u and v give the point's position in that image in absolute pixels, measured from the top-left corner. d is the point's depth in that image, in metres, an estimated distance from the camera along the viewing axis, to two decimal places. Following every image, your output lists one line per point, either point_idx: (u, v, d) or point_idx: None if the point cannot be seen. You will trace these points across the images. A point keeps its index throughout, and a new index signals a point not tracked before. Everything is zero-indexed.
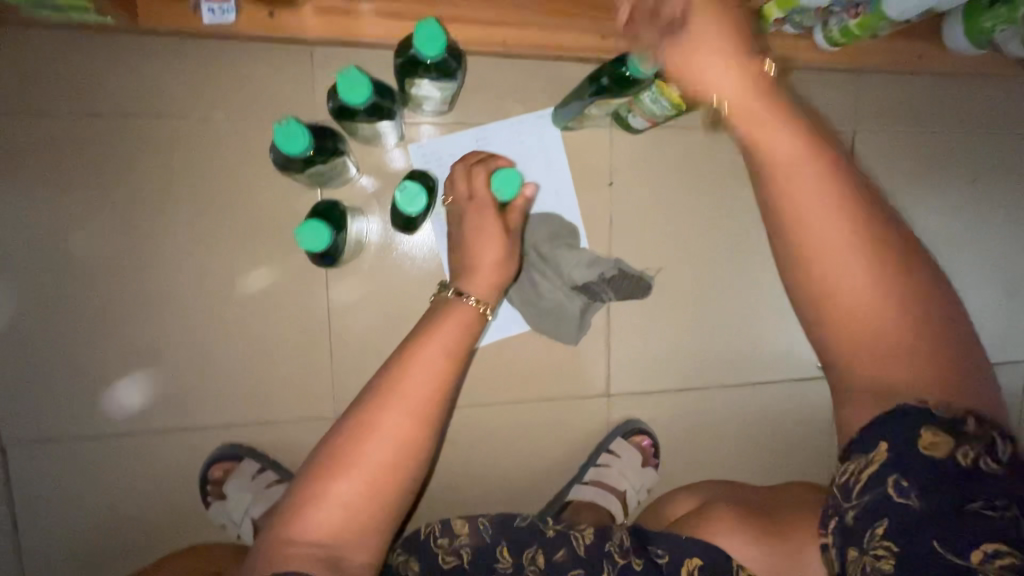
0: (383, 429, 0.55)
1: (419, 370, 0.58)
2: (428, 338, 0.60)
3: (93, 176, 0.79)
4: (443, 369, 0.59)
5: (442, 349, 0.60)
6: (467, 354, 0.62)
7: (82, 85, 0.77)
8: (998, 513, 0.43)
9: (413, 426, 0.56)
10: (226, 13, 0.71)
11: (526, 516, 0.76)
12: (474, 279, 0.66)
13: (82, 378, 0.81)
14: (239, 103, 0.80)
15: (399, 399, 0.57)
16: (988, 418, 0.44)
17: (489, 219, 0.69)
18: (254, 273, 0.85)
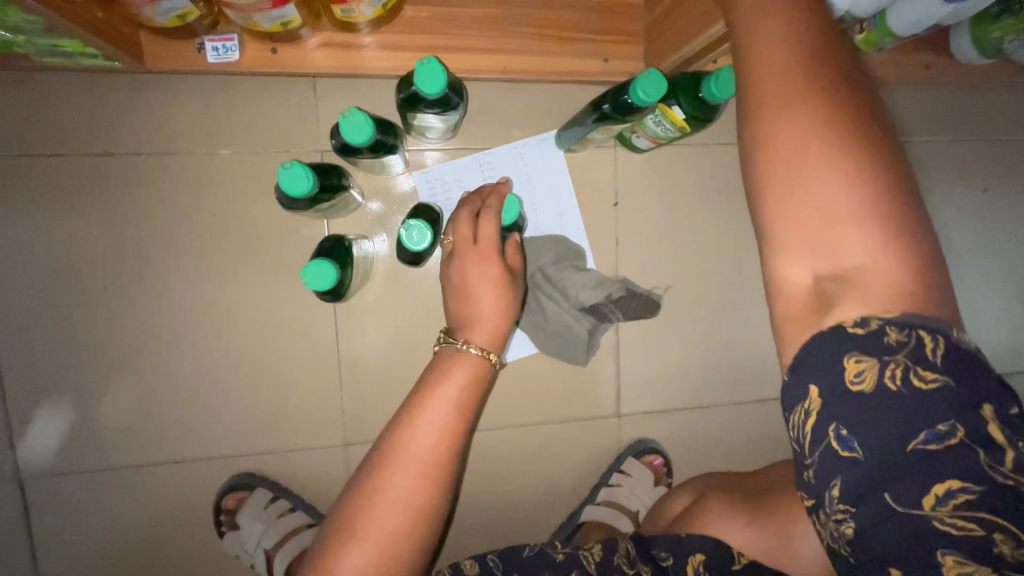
0: (394, 494, 0.55)
1: (428, 429, 0.57)
2: (432, 394, 0.59)
3: (105, 214, 0.81)
4: (452, 425, 0.58)
5: (451, 404, 0.59)
6: (473, 404, 0.61)
7: (93, 126, 0.79)
8: (943, 442, 0.40)
9: (424, 486, 0.56)
10: (230, 52, 0.72)
11: (534, 544, 0.75)
12: (480, 329, 0.63)
13: (99, 408, 0.84)
14: (244, 137, 0.82)
15: (407, 462, 0.56)
16: (913, 321, 0.40)
17: (494, 266, 0.65)
18: (261, 304, 0.85)
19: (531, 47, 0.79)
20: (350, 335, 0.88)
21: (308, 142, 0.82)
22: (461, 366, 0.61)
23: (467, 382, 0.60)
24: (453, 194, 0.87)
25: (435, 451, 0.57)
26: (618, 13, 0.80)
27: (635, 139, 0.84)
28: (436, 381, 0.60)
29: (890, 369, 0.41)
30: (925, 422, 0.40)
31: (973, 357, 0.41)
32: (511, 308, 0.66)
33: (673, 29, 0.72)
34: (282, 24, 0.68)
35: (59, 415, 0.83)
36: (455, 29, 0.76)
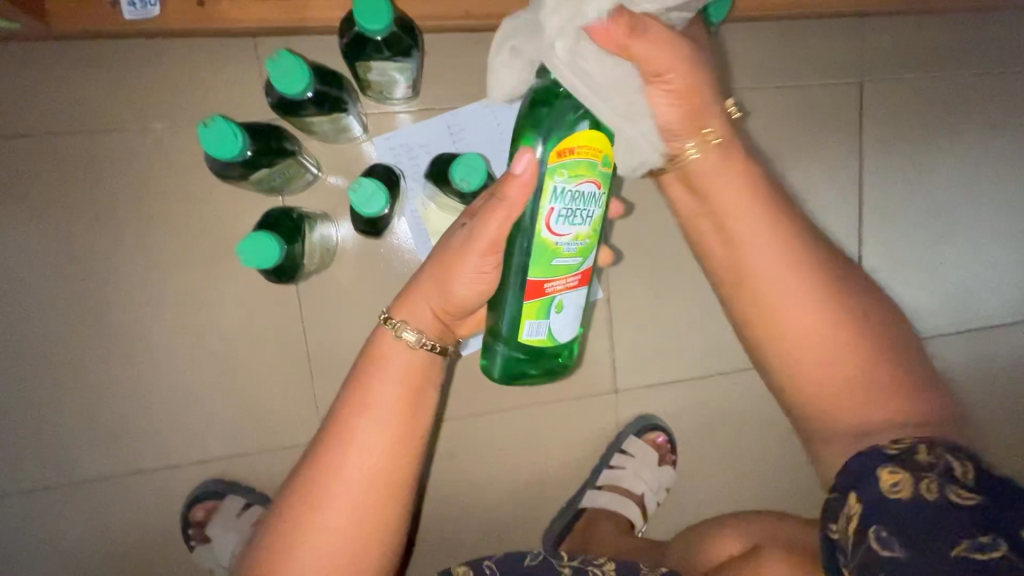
0: (317, 541, 0.50)
1: (354, 456, 0.51)
2: (361, 419, 0.52)
3: (28, 204, 0.72)
4: (382, 450, 0.52)
5: (380, 426, 0.52)
6: (411, 428, 0.53)
7: (5, 106, 0.70)
8: (988, 554, 0.40)
9: (360, 526, 0.51)
10: (149, 6, 0.63)
11: (537, 553, 0.69)
12: (416, 304, 0.55)
13: (44, 421, 0.76)
14: (179, 110, 0.73)
15: (337, 500, 0.50)
16: (942, 441, 0.45)
17: (492, 225, 0.51)
18: (213, 294, 0.77)
19: None
20: (318, 322, 0.80)
21: (251, 109, 0.73)
22: (397, 380, 0.54)
23: (404, 400, 0.53)
24: (420, 161, 0.78)
25: (363, 484, 0.51)
26: None
27: None
28: (366, 401, 0.53)
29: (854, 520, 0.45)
30: (968, 532, 0.41)
31: (1010, 486, 0.42)
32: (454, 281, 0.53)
33: None
34: None
35: (3, 431, 0.76)
36: None
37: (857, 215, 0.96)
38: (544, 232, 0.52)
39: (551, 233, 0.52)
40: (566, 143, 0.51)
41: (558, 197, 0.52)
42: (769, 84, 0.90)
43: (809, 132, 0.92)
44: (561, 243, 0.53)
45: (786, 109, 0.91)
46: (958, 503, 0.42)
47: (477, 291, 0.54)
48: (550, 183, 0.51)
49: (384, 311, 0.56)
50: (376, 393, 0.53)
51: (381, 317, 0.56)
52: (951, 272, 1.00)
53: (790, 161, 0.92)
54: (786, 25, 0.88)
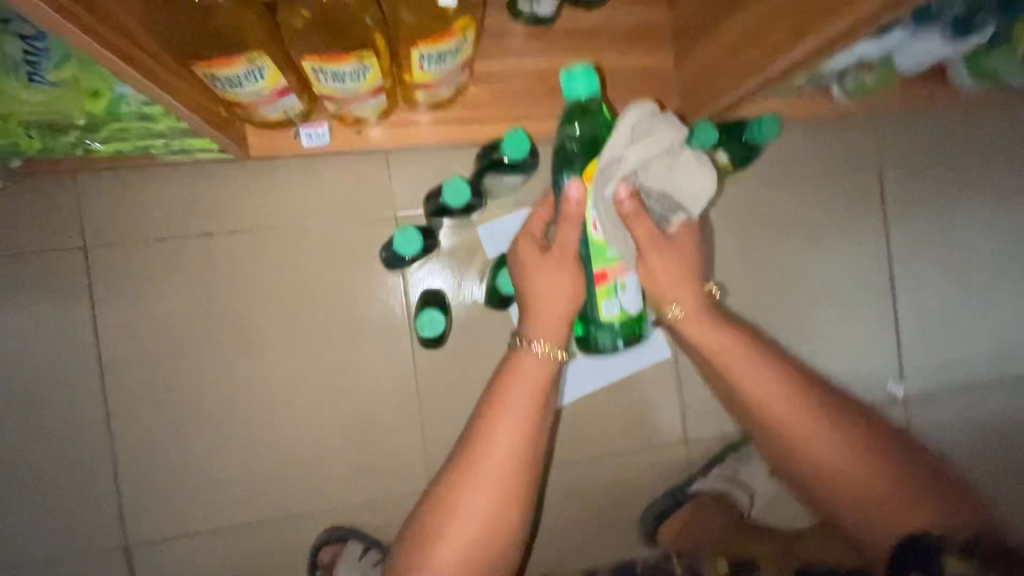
0: (469, 507, 0.64)
1: (495, 441, 0.66)
2: (505, 415, 0.66)
3: (207, 289, 0.89)
4: (517, 437, 0.66)
5: (515, 418, 0.66)
6: (538, 420, 0.68)
7: (197, 212, 0.88)
8: None
9: (498, 500, 0.65)
10: (322, 137, 0.83)
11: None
12: (536, 325, 0.69)
13: (199, 473, 0.88)
14: (327, 210, 0.91)
15: (490, 475, 0.65)
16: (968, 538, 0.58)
17: (568, 237, 0.66)
18: (348, 358, 0.92)
19: None
20: (429, 384, 0.93)
21: (384, 207, 0.91)
22: (529, 385, 0.68)
23: (535, 401, 0.68)
24: None
25: (503, 464, 0.65)
26: (653, 76, 0.92)
27: None
28: (508, 403, 0.67)
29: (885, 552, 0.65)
30: None
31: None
32: (561, 288, 0.68)
33: (706, 86, 0.82)
34: (371, 111, 0.79)
35: (164, 483, 0.88)
36: (509, 104, 0.88)
37: (890, 279, 1.08)
38: (591, 232, 0.71)
39: (597, 233, 0.71)
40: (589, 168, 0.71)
41: (595, 207, 0.70)
42: (801, 173, 1.06)
43: (841, 211, 1.07)
44: (605, 240, 0.72)
45: (818, 193, 1.06)
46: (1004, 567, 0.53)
47: (578, 290, 0.68)
48: (587, 198, 0.69)
49: (515, 336, 0.71)
50: (515, 396, 0.67)
51: (515, 342, 0.70)
52: (986, 331, 1.10)
53: (825, 236, 1.07)
54: (812, 125, 1.06)
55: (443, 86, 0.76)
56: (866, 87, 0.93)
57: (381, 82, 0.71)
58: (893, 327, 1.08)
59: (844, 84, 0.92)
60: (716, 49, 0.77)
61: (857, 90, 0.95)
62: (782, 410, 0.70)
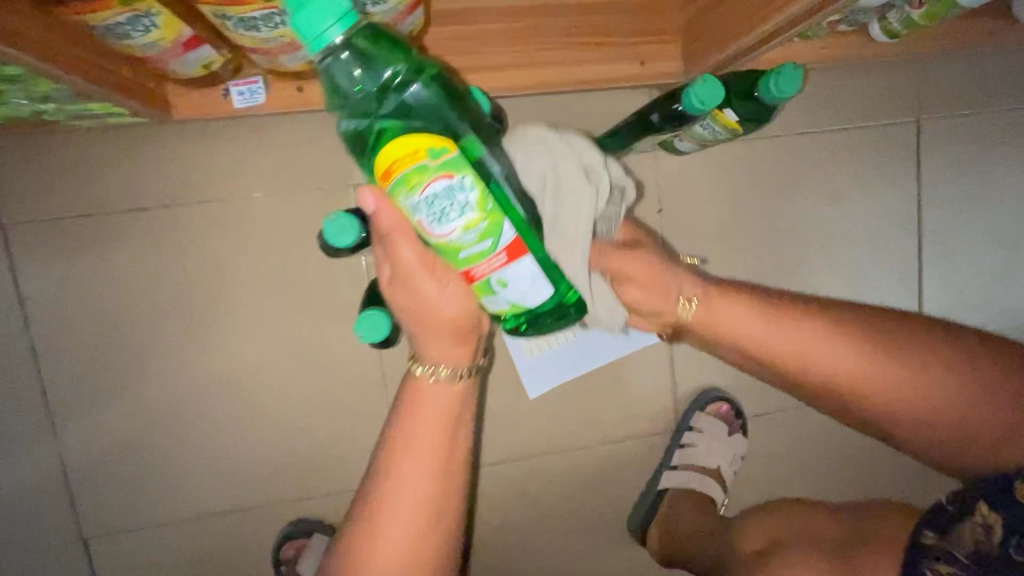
0: (388, 542, 0.58)
1: (409, 468, 0.59)
2: (406, 448, 0.60)
3: (142, 271, 0.79)
4: (431, 462, 0.60)
5: (428, 442, 0.60)
6: (454, 438, 0.61)
7: (123, 183, 0.77)
8: None
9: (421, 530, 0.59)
10: (256, 94, 0.70)
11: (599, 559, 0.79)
12: (429, 346, 0.56)
13: (153, 466, 0.83)
14: (274, 179, 0.79)
15: (396, 504, 0.59)
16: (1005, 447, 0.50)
17: (405, 251, 0.48)
18: (306, 344, 0.83)
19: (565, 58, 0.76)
20: (397, 369, 0.86)
21: (339, 175, 0.80)
22: (434, 411, 0.60)
23: (443, 422, 0.60)
24: None
25: (419, 493, 0.59)
26: (654, 12, 0.77)
27: (678, 142, 0.80)
28: (414, 427, 0.59)
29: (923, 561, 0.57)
30: None
31: None
32: (431, 308, 0.52)
33: (721, 24, 0.70)
34: (308, 62, 0.66)
35: (118, 475, 0.82)
36: (478, 48, 0.74)
37: (917, 251, 0.96)
38: (431, 239, 0.47)
39: (437, 237, 0.46)
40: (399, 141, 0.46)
41: (422, 209, 0.45)
42: (825, 128, 0.91)
43: (867, 172, 0.93)
44: (455, 237, 0.46)
45: (843, 151, 0.92)
46: None
47: (460, 301, 0.52)
48: (401, 203, 0.46)
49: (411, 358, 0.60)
50: (418, 420, 0.60)
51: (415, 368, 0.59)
52: (1016, 308, 0.99)
53: (847, 202, 0.94)
54: (842, 71, 0.90)
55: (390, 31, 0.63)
56: (916, 26, 0.74)
57: None
58: (916, 303, 0.97)
59: (884, 20, 0.77)
60: None
61: (904, 30, 0.77)
62: (865, 383, 0.62)
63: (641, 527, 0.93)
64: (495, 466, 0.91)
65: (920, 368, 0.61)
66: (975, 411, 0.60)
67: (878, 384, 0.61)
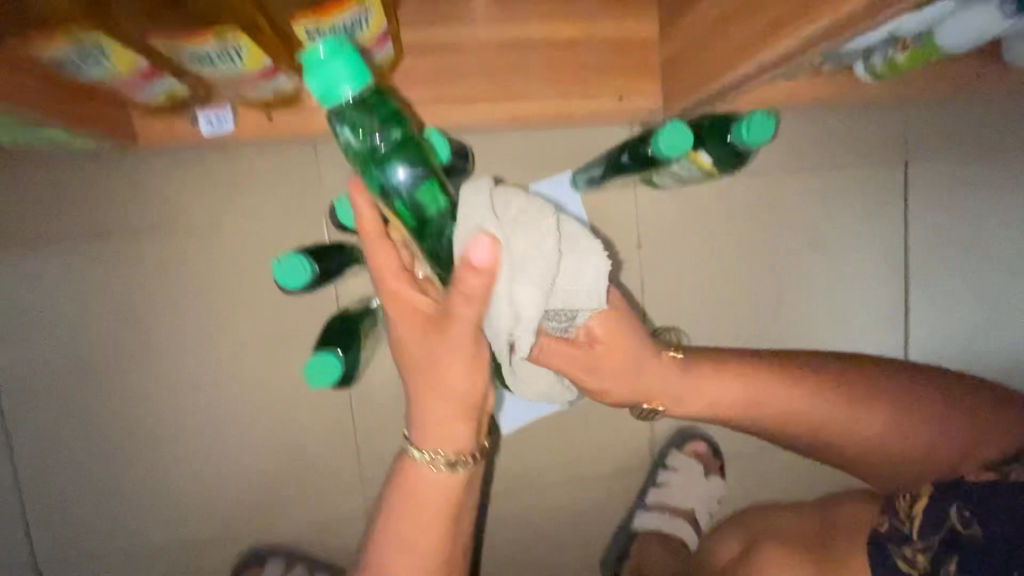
0: None
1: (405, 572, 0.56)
2: (403, 547, 0.56)
3: (105, 294, 0.78)
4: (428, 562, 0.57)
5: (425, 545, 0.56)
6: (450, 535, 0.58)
7: (90, 206, 0.76)
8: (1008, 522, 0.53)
9: None
10: (225, 122, 0.69)
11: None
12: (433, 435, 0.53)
13: (110, 492, 0.81)
14: (243, 206, 0.78)
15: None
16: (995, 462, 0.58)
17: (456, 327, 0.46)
18: (271, 372, 0.81)
19: (541, 92, 0.75)
20: (364, 400, 0.84)
21: (309, 203, 0.79)
22: (431, 501, 0.56)
23: (441, 512, 0.56)
24: None
25: None
26: (633, 49, 0.76)
27: (660, 178, 0.81)
28: (411, 528, 0.56)
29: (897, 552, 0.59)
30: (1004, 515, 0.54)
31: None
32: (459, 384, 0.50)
33: (698, 66, 0.67)
34: (274, 94, 0.65)
35: (74, 501, 0.81)
36: (451, 80, 0.72)
37: (903, 293, 0.94)
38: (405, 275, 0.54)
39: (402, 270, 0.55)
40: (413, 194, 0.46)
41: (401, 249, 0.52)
42: (810, 166, 0.90)
43: (852, 212, 0.91)
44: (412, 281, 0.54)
45: (827, 190, 0.91)
46: (991, 488, 0.56)
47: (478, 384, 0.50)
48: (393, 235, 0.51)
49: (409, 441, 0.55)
50: (415, 510, 0.56)
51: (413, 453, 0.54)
52: (1006, 354, 0.96)
53: (832, 241, 0.92)
54: (828, 109, 0.89)
55: None
56: (898, 68, 0.73)
57: (272, 62, 0.57)
58: (901, 347, 0.94)
59: (868, 60, 0.75)
60: (709, 25, 0.63)
61: (888, 72, 0.76)
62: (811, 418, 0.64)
63: (612, 567, 0.90)
64: None
65: (862, 404, 0.64)
66: (911, 438, 0.63)
67: (824, 417, 0.64)
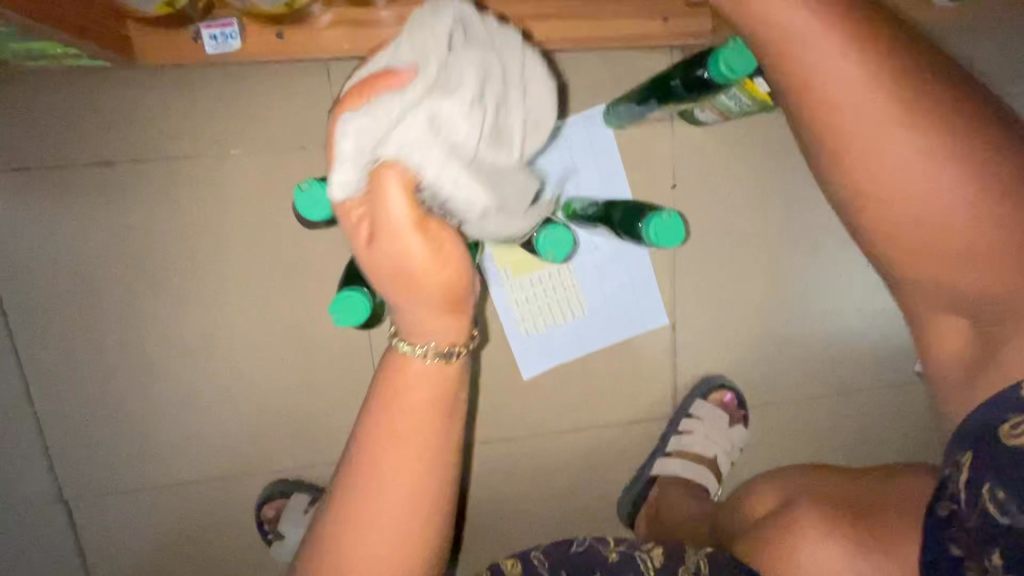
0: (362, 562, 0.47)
1: (392, 475, 0.47)
2: (387, 442, 0.47)
3: (109, 227, 0.74)
4: (416, 463, 0.47)
5: (405, 440, 0.47)
6: (440, 440, 0.48)
7: (88, 133, 0.71)
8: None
9: (398, 545, 0.47)
10: (230, 39, 0.63)
11: (583, 539, 0.69)
12: (422, 323, 0.45)
13: (128, 428, 0.81)
14: (252, 134, 0.73)
15: (385, 489, 0.47)
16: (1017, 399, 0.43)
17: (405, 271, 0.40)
18: (287, 312, 0.79)
19: (581, 10, 0.68)
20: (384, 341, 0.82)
21: (323, 132, 0.73)
22: (414, 406, 0.47)
23: (429, 416, 0.48)
24: None
25: (401, 503, 0.47)
26: None
27: (700, 113, 0.75)
28: (393, 417, 0.47)
29: (953, 536, 0.47)
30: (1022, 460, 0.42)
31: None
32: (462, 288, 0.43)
33: None
34: None
35: (93, 436, 0.80)
36: None
37: None
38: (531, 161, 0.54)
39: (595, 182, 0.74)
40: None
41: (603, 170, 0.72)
42: None
43: None
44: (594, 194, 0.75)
45: None
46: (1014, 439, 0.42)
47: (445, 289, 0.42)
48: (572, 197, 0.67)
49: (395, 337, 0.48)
50: (397, 422, 0.47)
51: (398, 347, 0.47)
52: None
53: None
54: None
55: None
56: None
57: None
58: None
59: None
60: None
61: None
62: None
63: (629, 512, 0.89)
64: (483, 446, 0.87)
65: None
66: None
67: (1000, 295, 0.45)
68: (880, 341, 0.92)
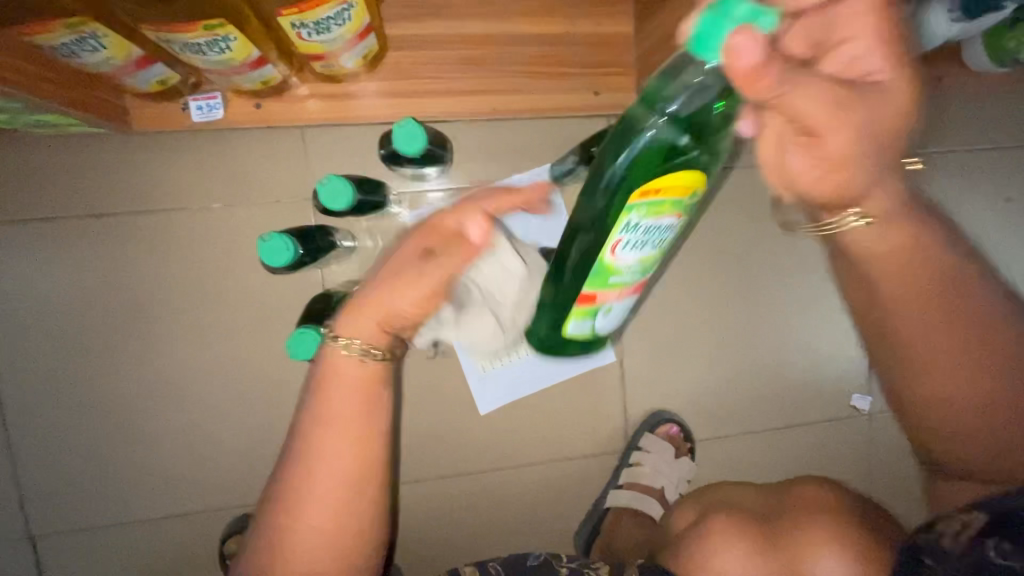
0: (308, 530, 0.56)
1: (333, 455, 0.57)
2: (325, 424, 0.57)
3: (95, 273, 0.81)
4: (354, 442, 0.58)
5: (342, 423, 0.57)
6: (374, 421, 0.59)
7: (81, 190, 0.79)
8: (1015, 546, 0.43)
9: (338, 515, 0.57)
10: (214, 109, 0.73)
11: (538, 555, 0.73)
12: (359, 320, 0.57)
13: (99, 464, 0.84)
14: (232, 189, 0.81)
15: (325, 466, 0.56)
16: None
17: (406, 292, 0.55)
18: (257, 350, 0.84)
19: (523, 86, 0.79)
20: None
21: (296, 188, 0.82)
22: (349, 392, 0.58)
23: (364, 403, 0.58)
24: None
25: (340, 476, 0.57)
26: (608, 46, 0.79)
27: None
28: (331, 404, 0.58)
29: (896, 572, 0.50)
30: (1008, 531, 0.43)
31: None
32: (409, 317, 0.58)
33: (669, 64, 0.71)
34: (263, 82, 0.68)
35: (64, 472, 0.84)
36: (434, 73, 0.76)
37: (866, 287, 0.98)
38: (609, 256, 0.57)
39: (613, 256, 0.57)
40: (650, 192, 0.53)
41: (630, 229, 0.56)
42: None
43: None
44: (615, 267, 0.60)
45: None
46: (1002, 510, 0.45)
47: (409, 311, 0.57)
48: (625, 218, 0.55)
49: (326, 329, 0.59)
50: (332, 407, 0.58)
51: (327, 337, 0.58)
52: None
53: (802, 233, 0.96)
54: None
55: (342, 55, 0.65)
56: None
57: (259, 52, 0.60)
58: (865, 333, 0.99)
59: None
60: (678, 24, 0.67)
61: None
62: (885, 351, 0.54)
63: (586, 543, 0.93)
64: (443, 479, 0.91)
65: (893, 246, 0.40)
66: (951, 383, 0.52)
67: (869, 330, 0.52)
68: (816, 377, 0.99)
